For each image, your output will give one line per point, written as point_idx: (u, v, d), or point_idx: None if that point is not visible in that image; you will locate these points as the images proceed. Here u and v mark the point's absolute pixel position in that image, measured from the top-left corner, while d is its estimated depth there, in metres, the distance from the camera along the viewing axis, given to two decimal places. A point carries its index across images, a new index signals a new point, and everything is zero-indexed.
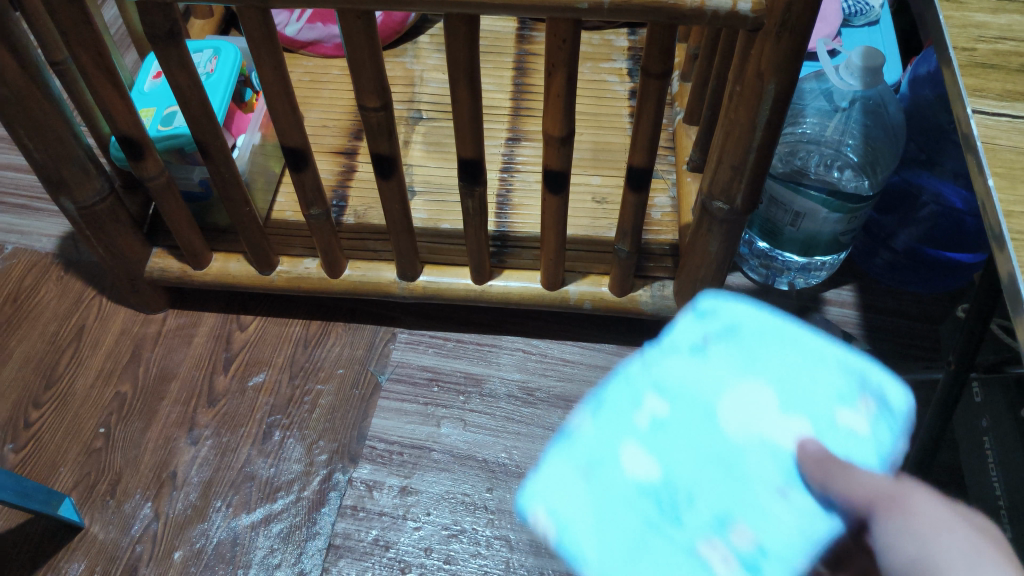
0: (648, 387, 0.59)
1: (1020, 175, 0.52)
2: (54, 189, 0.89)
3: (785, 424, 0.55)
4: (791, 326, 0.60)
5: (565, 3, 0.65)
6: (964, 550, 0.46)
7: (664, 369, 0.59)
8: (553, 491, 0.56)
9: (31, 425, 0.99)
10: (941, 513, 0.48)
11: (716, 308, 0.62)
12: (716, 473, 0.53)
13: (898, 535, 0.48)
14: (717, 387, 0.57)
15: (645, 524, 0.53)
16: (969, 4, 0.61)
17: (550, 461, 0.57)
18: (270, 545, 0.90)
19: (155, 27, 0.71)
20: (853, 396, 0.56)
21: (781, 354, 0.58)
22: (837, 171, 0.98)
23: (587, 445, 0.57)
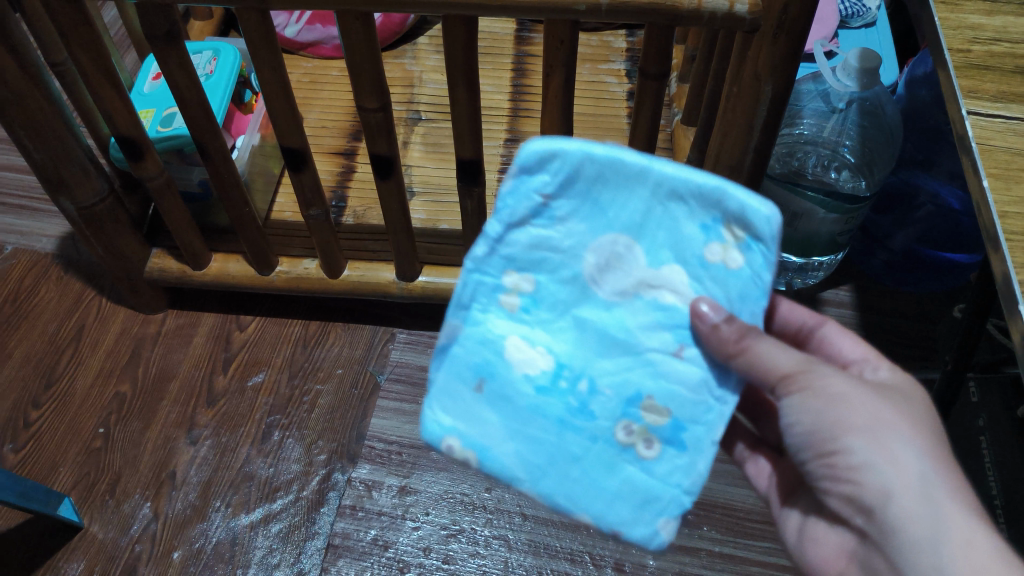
0: (505, 268, 0.57)
1: (1014, 176, 0.52)
2: (53, 190, 0.90)
3: (656, 277, 0.55)
4: (627, 151, 0.53)
5: (563, 4, 0.65)
6: (865, 416, 0.52)
7: (525, 246, 0.56)
8: (459, 420, 0.58)
9: (30, 425, 0.99)
10: (843, 383, 0.53)
11: (551, 151, 0.54)
12: (602, 354, 0.56)
13: (807, 407, 0.53)
14: (580, 256, 0.56)
15: (557, 421, 0.57)
16: (964, 6, 0.61)
17: (445, 390, 0.59)
18: (268, 545, 0.90)
19: (155, 28, 0.71)
20: (716, 226, 0.54)
21: (632, 195, 0.54)
22: (835, 171, 0.98)
23: (471, 359, 0.58)
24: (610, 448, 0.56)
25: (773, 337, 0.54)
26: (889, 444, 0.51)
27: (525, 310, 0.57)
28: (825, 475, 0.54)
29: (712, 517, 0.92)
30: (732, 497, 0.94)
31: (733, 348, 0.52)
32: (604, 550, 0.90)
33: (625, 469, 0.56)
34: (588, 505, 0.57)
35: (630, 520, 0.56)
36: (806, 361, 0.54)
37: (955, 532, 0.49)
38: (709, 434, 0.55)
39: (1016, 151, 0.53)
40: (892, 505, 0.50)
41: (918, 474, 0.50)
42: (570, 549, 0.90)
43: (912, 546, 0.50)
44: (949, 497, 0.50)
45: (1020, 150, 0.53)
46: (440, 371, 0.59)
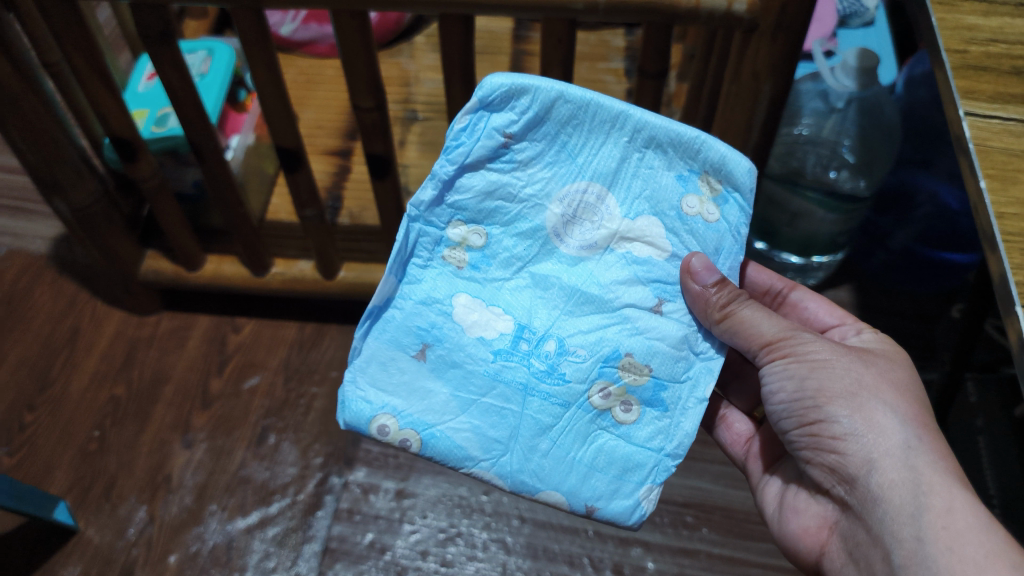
0: (452, 218, 0.60)
1: (1012, 177, 0.51)
2: (47, 192, 0.89)
3: (629, 228, 0.60)
4: (603, 98, 0.57)
5: (559, 3, 0.64)
6: (846, 385, 0.56)
7: (480, 197, 0.59)
8: (393, 394, 0.59)
9: (25, 428, 0.98)
10: (827, 350, 0.58)
11: (519, 87, 0.57)
12: (567, 314, 0.60)
13: (790, 372, 0.58)
14: (541, 208, 0.60)
15: (522, 386, 0.60)
16: (961, 6, 0.61)
17: (382, 358, 0.60)
18: (265, 549, 0.90)
19: (148, 28, 0.70)
20: (693, 177, 0.59)
21: (601, 147, 0.59)
22: (834, 171, 0.96)
23: (414, 322, 0.60)
24: (583, 413, 0.60)
25: (758, 305, 0.59)
26: (870, 411, 0.55)
27: (476, 268, 0.60)
28: (808, 442, 0.58)
29: (712, 519, 0.92)
30: (731, 500, 0.93)
31: (719, 312, 0.57)
32: (603, 552, 0.89)
33: (601, 439, 0.60)
34: (555, 478, 0.59)
35: (607, 493, 0.59)
36: (790, 328, 0.59)
37: (934, 502, 0.51)
38: (689, 393, 0.59)
39: (1014, 152, 0.52)
40: (875, 472, 0.53)
41: (901, 441, 0.54)
42: (569, 552, 0.89)
43: (893, 513, 0.52)
44: (930, 470, 0.52)
45: (1018, 151, 0.52)
46: (375, 339, 0.60)
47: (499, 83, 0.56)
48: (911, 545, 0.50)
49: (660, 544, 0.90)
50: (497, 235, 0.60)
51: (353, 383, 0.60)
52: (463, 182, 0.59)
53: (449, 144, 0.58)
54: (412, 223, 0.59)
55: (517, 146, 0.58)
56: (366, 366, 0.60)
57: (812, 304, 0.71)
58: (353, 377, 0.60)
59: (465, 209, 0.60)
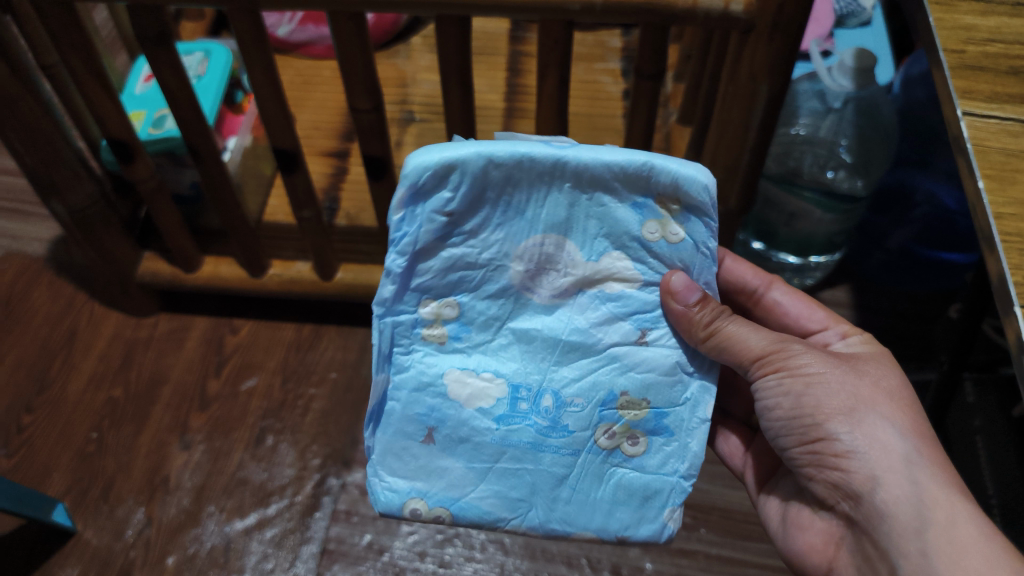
0: (421, 299, 0.60)
1: (1009, 177, 0.51)
2: (44, 193, 0.89)
3: (596, 270, 0.59)
4: (532, 147, 0.54)
5: (555, 4, 0.64)
6: (844, 399, 0.56)
7: (442, 274, 0.59)
8: (415, 479, 0.60)
9: (23, 430, 0.98)
10: (819, 362, 0.58)
11: (441, 162, 0.54)
12: (556, 364, 0.61)
13: (785, 390, 0.58)
14: (503, 268, 0.59)
15: (530, 442, 0.60)
16: (958, 6, 0.61)
17: (395, 450, 0.60)
18: (263, 550, 0.90)
19: (146, 29, 0.70)
20: (648, 204, 0.57)
21: (547, 199, 0.56)
22: (831, 171, 0.97)
23: (413, 410, 0.60)
24: (594, 456, 0.60)
25: (743, 319, 0.59)
26: (870, 426, 0.55)
27: (457, 338, 0.61)
28: (810, 461, 0.57)
29: (710, 520, 0.92)
30: (730, 500, 0.93)
31: (705, 331, 0.58)
32: (600, 553, 0.89)
33: (617, 474, 0.60)
34: (585, 519, 0.60)
35: (634, 521, 0.60)
36: (780, 342, 0.59)
37: (937, 515, 0.52)
38: (690, 427, 0.60)
39: (1013, 152, 0.52)
40: (879, 488, 0.54)
41: (902, 456, 0.54)
42: (567, 553, 0.89)
43: (898, 528, 0.53)
44: (932, 484, 0.53)
45: (1015, 151, 0.52)
46: (382, 433, 0.60)
47: (424, 164, 0.54)
48: (916, 559, 0.51)
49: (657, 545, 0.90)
50: (469, 301, 0.60)
51: (377, 477, 0.60)
52: (421, 267, 0.58)
53: (395, 237, 0.57)
54: (383, 320, 0.59)
55: (462, 215, 0.57)
56: (382, 463, 0.60)
57: (790, 306, 0.70)
58: (376, 474, 0.60)
59: (431, 288, 0.59)
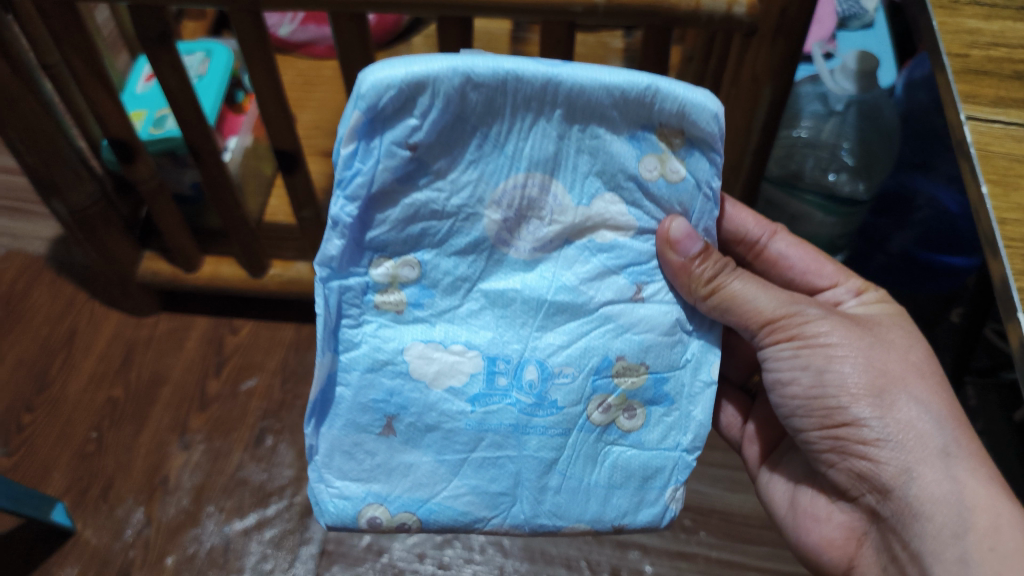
0: (375, 258, 0.56)
1: (1013, 182, 0.51)
2: (45, 193, 0.89)
3: (586, 215, 0.56)
4: (517, 66, 0.50)
5: (557, 6, 0.64)
6: (875, 383, 0.56)
7: (400, 225, 0.55)
8: (371, 481, 0.58)
9: (23, 429, 0.98)
10: (843, 337, 0.58)
11: (408, 79, 0.49)
12: (539, 329, 0.59)
13: (800, 360, 0.58)
14: (477, 217, 0.55)
15: (511, 425, 0.59)
16: (962, 10, 0.60)
17: (345, 447, 0.58)
18: (262, 551, 0.90)
19: (147, 29, 0.70)
20: (647, 135, 0.54)
21: (530, 133, 0.53)
22: (833, 174, 0.96)
23: (368, 397, 0.58)
24: (585, 434, 0.59)
25: (752, 280, 0.60)
26: (902, 411, 0.55)
27: (418, 305, 0.58)
28: (833, 446, 0.57)
29: (709, 522, 0.91)
30: (729, 503, 0.93)
31: (709, 287, 0.58)
32: (600, 556, 0.89)
33: (613, 451, 0.60)
34: (574, 507, 0.60)
35: (633, 507, 0.60)
36: (792, 308, 0.59)
37: (979, 520, 0.50)
38: (687, 394, 0.60)
39: (1016, 157, 0.52)
40: (913, 483, 0.53)
41: (939, 448, 0.53)
42: (566, 555, 0.89)
43: (934, 528, 0.52)
44: (971, 482, 0.52)
45: (1019, 156, 0.52)
46: (335, 428, 0.58)
47: (384, 81, 0.49)
48: (954, 566, 0.50)
49: (657, 547, 0.90)
50: (432, 260, 0.57)
51: (323, 482, 0.59)
52: (377, 218, 0.54)
53: (344, 176, 0.52)
54: (328, 284, 0.55)
55: (430, 151, 0.53)
56: (330, 463, 0.58)
57: (798, 259, 0.69)
58: (322, 479, 0.59)
59: (388, 245, 0.56)
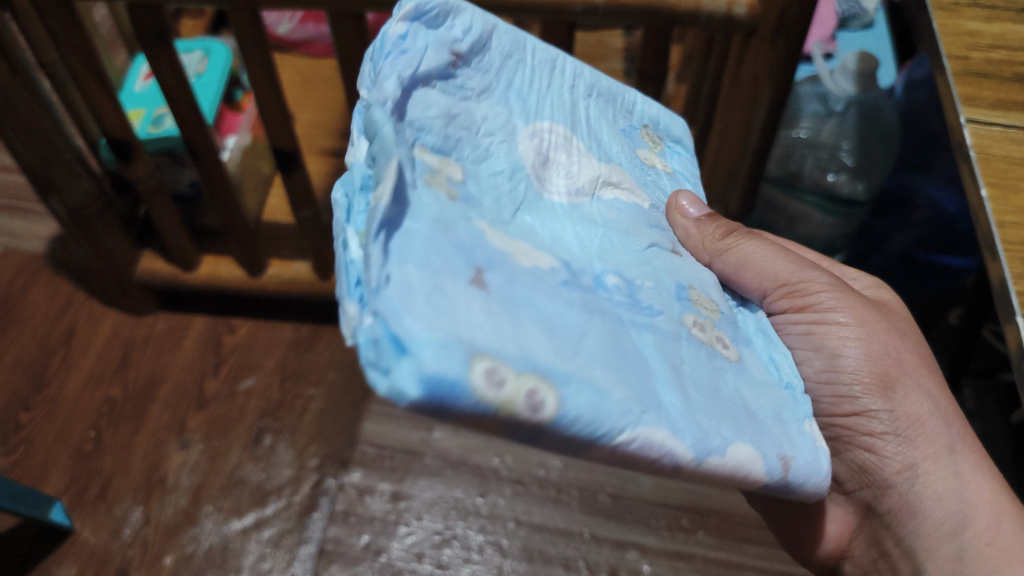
0: (415, 143, 0.42)
1: (1012, 185, 0.51)
2: (42, 192, 0.88)
3: (607, 174, 0.52)
4: (534, 40, 0.53)
5: (557, 6, 0.64)
6: (889, 371, 0.53)
7: (442, 120, 0.44)
8: (451, 332, 0.33)
9: (21, 428, 0.98)
10: (855, 318, 0.55)
11: (453, 4, 0.48)
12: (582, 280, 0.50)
13: (811, 340, 0.54)
14: (513, 144, 0.48)
15: None
16: (962, 12, 0.60)
17: (425, 295, 0.34)
18: (261, 550, 0.90)
19: (145, 28, 0.70)
20: (637, 131, 0.59)
21: (551, 85, 0.53)
22: (832, 174, 0.95)
23: (452, 240, 0.38)
24: (693, 345, 0.45)
25: (767, 245, 0.56)
26: (911, 404, 0.53)
27: (470, 205, 0.42)
28: (837, 436, 0.55)
29: (708, 522, 0.92)
30: (727, 502, 0.93)
31: (720, 244, 0.54)
32: (598, 556, 0.89)
33: (727, 375, 0.45)
34: (724, 427, 0.40)
35: None
36: (806, 283, 0.55)
37: (979, 516, 0.50)
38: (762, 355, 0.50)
39: (1015, 160, 0.52)
40: (917, 480, 0.52)
41: (945, 445, 0.52)
42: (564, 555, 0.89)
43: (932, 525, 0.52)
44: (974, 478, 0.51)
45: (1018, 158, 0.52)
46: (411, 267, 0.35)
47: None
48: (950, 563, 0.50)
49: (655, 548, 0.90)
50: (472, 173, 0.44)
51: (400, 327, 0.33)
52: (417, 97, 0.44)
53: (385, 53, 0.44)
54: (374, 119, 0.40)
55: (466, 70, 0.48)
56: (405, 306, 0.33)
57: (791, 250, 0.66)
58: (402, 315, 0.33)
59: (427, 132, 0.43)
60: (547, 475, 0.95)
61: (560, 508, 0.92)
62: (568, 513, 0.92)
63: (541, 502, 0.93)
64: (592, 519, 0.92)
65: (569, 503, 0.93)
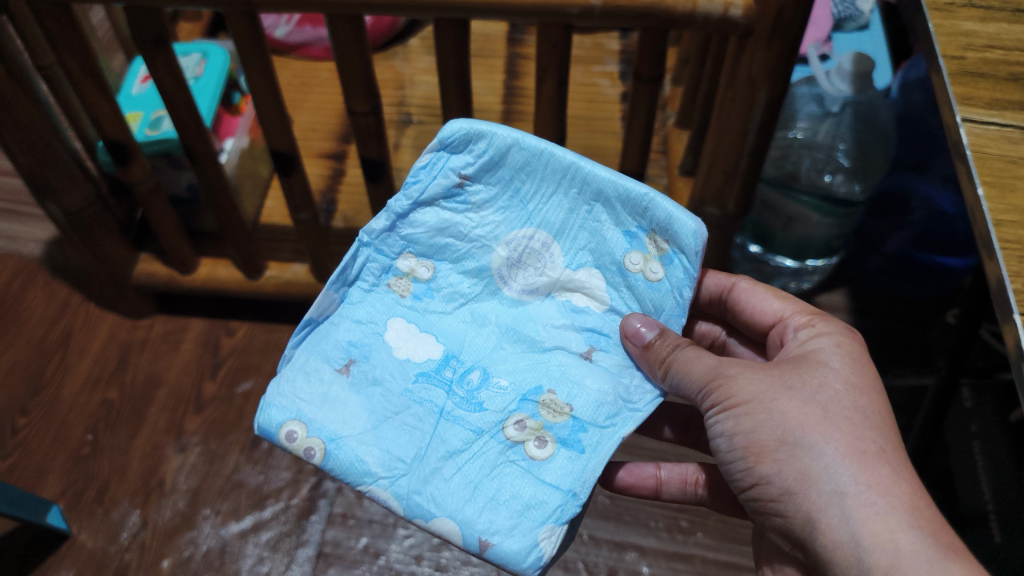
0: (403, 250, 0.61)
1: (1009, 184, 0.51)
2: (40, 196, 0.88)
3: (570, 279, 0.59)
4: (557, 147, 0.57)
5: (555, 7, 0.64)
6: (817, 414, 0.50)
7: (433, 231, 0.60)
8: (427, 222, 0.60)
9: (18, 432, 0.98)
10: (780, 376, 0.53)
11: (476, 131, 0.57)
12: (499, 348, 0.59)
13: (755, 428, 0.51)
14: (488, 249, 0.60)
15: (491, 460, 0.55)
16: (958, 12, 0.61)
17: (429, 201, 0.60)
18: (258, 553, 0.89)
19: (142, 30, 0.70)
20: (641, 233, 0.57)
21: (430, 234, 0.60)
22: (829, 175, 0.96)
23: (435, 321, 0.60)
24: (495, 443, 0.55)
25: (698, 346, 0.55)
26: (852, 439, 0.49)
27: (422, 298, 0.60)
28: (764, 485, 0.52)
29: (706, 524, 0.91)
30: None
31: (659, 361, 0.54)
32: (597, 557, 0.89)
33: (508, 472, 0.55)
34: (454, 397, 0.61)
35: (505, 528, 0.52)
36: (734, 364, 0.54)
37: (921, 543, 0.46)
38: (609, 439, 0.54)
39: (1012, 159, 0.52)
40: (849, 508, 0.48)
41: (890, 473, 0.48)
42: (563, 557, 0.89)
43: (872, 559, 0.46)
44: (948, 555, 0.45)
45: (1014, 158, 0.52)
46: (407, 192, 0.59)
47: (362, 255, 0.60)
48: None
49: (654, 549, 0.90)
50: (445, 270, 0.61)
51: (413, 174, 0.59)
52: (416, 217, 0.60)
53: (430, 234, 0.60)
54: (363, 248, 0.60)
55: (474, 185, 0.59)
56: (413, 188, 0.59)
57: (747, 302, 0.63)
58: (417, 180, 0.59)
59: (417, 242, 0.61)
60: None
61: None
62: None
63: None
64: (591, 521, 0.92)
65: None
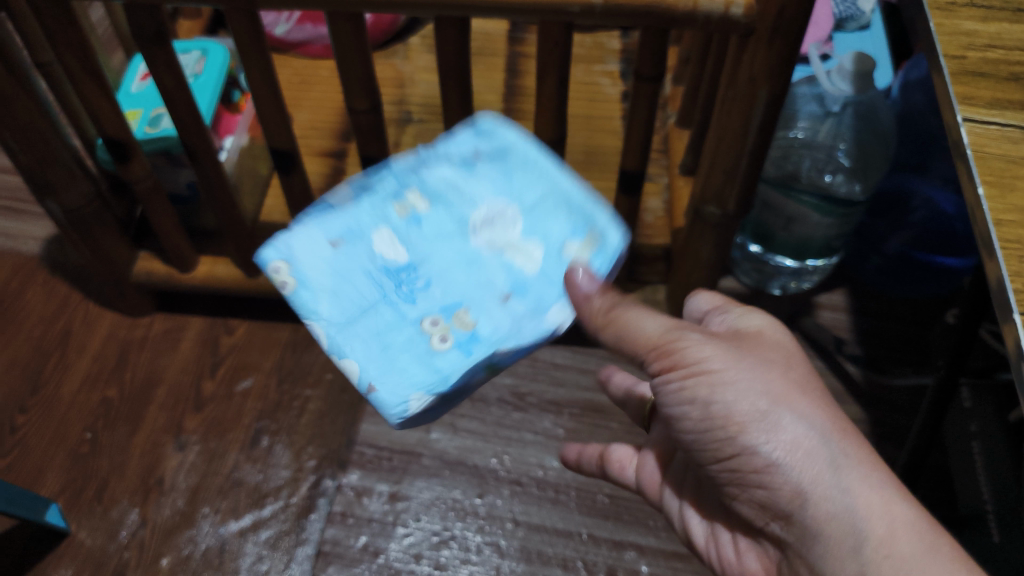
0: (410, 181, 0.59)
1: (1009, 184, 0.51)
2: (39, 193, 0.88)
3: (517, 244, 0.56)
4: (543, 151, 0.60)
5: (556, 6, 0.64)
6: (787, 388, 0.50)
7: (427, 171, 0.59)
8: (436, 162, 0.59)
9: (16, 430, 0.98)
10: (730, 354, 0.51)
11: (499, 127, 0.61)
12: (453, 270, 0.55)
13: (724, 401, 0.49)
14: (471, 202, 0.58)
15: (401, 347, 0.53)
16: (959, 11, 0.60)
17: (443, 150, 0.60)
18: (258, 552, 0.89)
19: (142, 28, 0.70)
20: (584, 229, 0.56)
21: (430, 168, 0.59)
22: (829, 175, 0.97)
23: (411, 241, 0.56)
24: (405, 332, 0.53)
25: (644, 307, 0.52)
26: (830, 416, 0.50)
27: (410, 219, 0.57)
28: (741, 461, 0.49)
29: None
30: None
31: (603, 319, 0.51)
32: (597, 556, 0.89)
33: (400, 354, 0.53)
34: None
35: (392, 377, 0.52)
36: (690, 331, 0.51)
37: (906, 511, 0.46)
38: (496, 351, 0.51)
39: (1012, 159, 0.52)
40: (843, 486, 0.47)
41: (867, 452, 0.49)
42: (563, 555, 0.89)
43: (869, 535, 0.46)
44: (934, 527, 0.46)
45: (1015, 157, 0.52)
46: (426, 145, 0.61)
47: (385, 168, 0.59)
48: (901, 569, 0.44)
49: (654, 547, 0.90)
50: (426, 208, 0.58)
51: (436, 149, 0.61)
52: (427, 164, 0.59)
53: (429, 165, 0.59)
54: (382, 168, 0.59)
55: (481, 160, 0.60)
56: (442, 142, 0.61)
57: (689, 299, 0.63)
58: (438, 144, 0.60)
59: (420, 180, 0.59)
60: (545, 475, 0.95)
61: (558, 508, 0.93)
62: (566, 514, 0.92)
63: (539, 502, 0.93)
64: (590, 520, 0.92)
65: (568, 504, 0.93)
